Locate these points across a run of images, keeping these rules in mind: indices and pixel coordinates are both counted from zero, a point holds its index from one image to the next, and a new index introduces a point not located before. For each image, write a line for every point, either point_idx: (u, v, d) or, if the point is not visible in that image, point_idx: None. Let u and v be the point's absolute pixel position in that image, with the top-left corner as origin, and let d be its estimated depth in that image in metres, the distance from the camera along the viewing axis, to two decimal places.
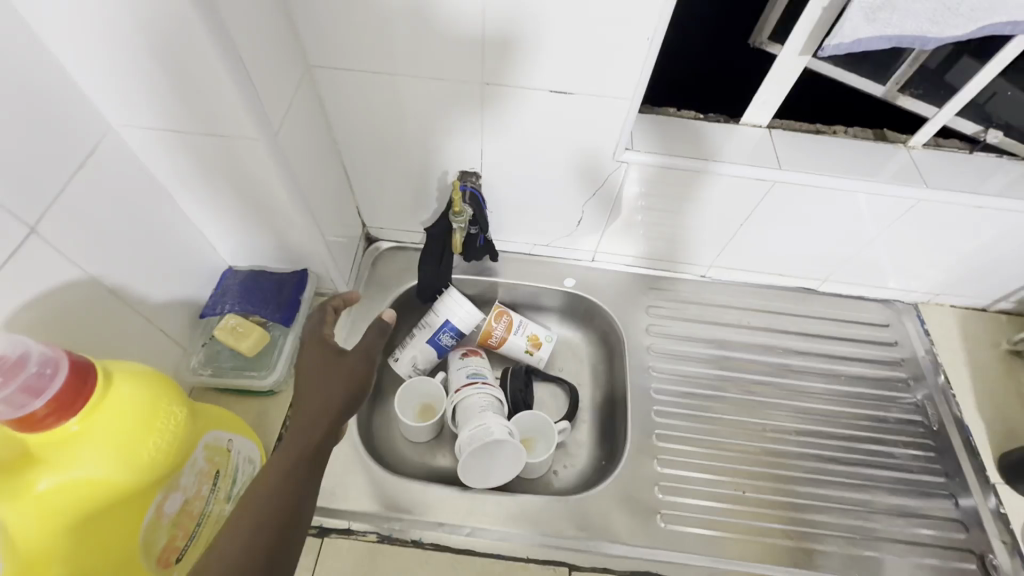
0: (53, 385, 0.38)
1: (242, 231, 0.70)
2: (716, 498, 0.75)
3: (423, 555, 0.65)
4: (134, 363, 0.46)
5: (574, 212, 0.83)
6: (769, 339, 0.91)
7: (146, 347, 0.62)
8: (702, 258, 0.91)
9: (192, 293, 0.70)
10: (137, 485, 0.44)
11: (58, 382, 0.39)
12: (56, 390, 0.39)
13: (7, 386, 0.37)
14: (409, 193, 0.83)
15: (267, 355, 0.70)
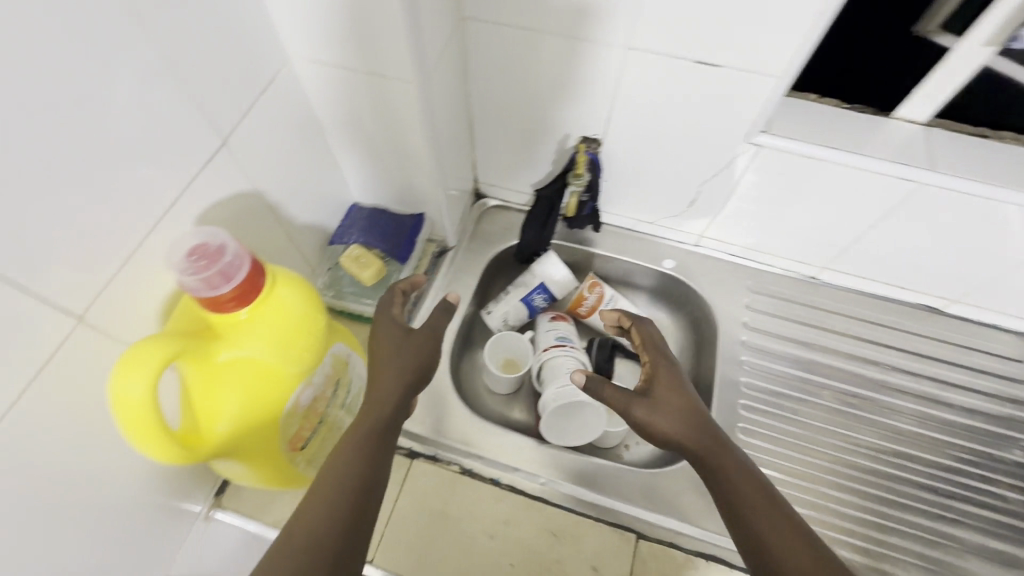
0: (239, 275, 0.44)
1: (375, 170, 0.75)
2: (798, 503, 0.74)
3: (499, 493, 0.69)
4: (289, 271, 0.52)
5: (689, 192, 0.82)
6: (878, 355, 0.85)
7: (285, 262, 0.70)
8: (817, 258, 0.86)
9: (324, 222, 0.77)
10: (286, 375, 0.50)
11: (243, 273, 0.45)
12: (241, 279, 0.45)
13: (209, 268, 0.43)
14: (525, 154, 0.85)
15: (381, 286, 0.76)
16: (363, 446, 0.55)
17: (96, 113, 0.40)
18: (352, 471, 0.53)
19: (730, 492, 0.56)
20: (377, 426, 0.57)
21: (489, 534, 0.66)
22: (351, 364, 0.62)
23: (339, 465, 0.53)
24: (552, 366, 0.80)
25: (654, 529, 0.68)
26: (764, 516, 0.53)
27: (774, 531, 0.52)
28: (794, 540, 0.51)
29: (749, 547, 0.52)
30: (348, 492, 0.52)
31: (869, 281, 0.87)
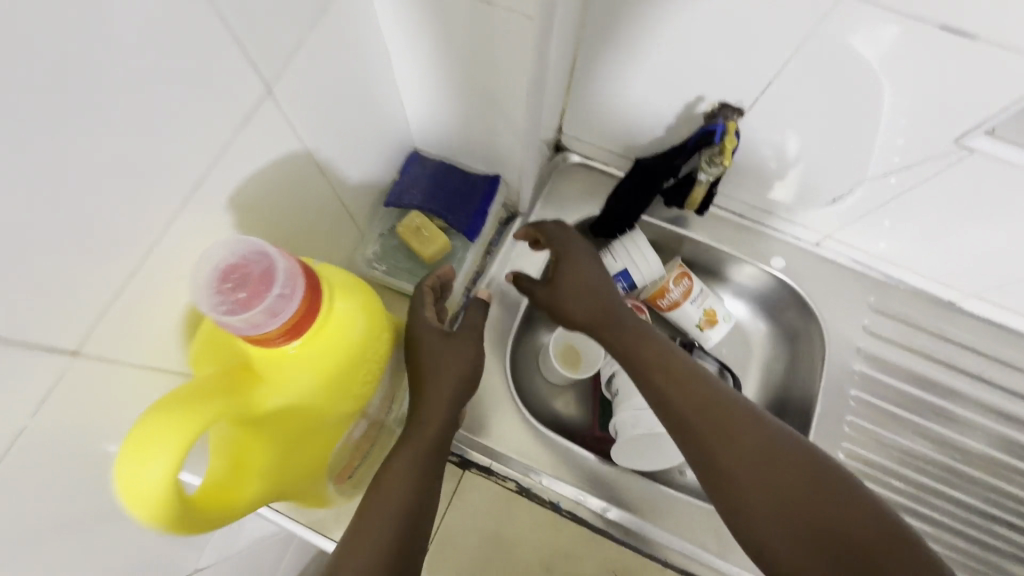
0: (292, 308, 0.34)
1: (449, 118, 0.59)
2: None
3: (559, 521, 0.61)
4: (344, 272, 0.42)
5: (837, 186, 0.65)
6: (1011, 407, 0.72)
7: (336, 230, 0.57)
8: (966, 285, 0.71)
9: (379, 176, 0.62)
10: (343, 412, 0.40)
11: (296, 305, 0.35)
12: (294, 313, 0.34)
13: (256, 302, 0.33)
14: (637, 112, 0.67)
15: (443, 264, 0.63)
16: (405, 494, 0.48)
17: (74, 57, 0.26)
18: (394, 527, 0.46)
19: (646, 369, 0.54)
20: (420, 468, 0.50)
21: (546, 566, 0.60)
22: (398, 368, 0.53)
23: (379, 518, 0.46)
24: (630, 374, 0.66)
25: None
26: (686, 390, 0.51)
27: (692, 400, 0.50)
28: (715, 408, 0.49)
29: (671, 422, 0.51)
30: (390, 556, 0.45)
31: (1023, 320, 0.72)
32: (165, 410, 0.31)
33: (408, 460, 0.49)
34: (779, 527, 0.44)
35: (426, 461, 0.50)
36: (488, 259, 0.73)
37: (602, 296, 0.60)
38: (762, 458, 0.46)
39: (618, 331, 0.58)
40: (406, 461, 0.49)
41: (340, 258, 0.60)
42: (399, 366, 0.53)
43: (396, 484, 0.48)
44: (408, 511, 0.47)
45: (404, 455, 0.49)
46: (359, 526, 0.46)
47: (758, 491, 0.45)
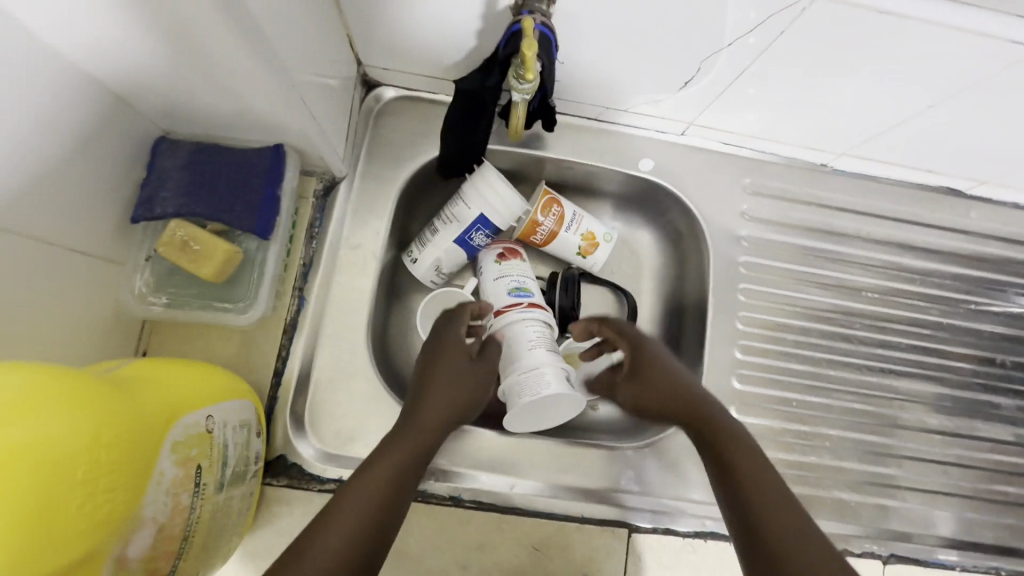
0: None
1: (170, 85, 0.43)
2: (803, 451, 0.66)
3: (464, 514, 0.56)
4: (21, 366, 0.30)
5: (683, 68, 0.55)
6: (886, 257, 0.72)
7: (61, 281, 0.42)
8: (833, 144, 0.66)
9: (110, 186, 0.46)
10: (73, 562, 0.29)
11: None
12: None
13: None
14: (431, 22, 0.52)
15: (239, 276, 0.51)
16: (388, 495, 0.44)
17: None
18: (368, 526, 0.41)
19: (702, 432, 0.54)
20: (407, 466, 0.47)
21: (462, 565, 0.55)
22: (211, 430, 0.42)
23: (352, 517, 0.41)
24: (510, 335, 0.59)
25: (649, 517, 0.59)
26: (736, 447, 0.51)
27: (738, 455, 0.50)
28: (755, 464, 0.49)
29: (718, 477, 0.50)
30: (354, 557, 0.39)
31: (889, 166, 0.69)
32: None
33: (399, 456, 0.47)
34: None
35: (414, 459, 0.48)
36: (315, 246, 0.59)
37: (694, 390, 0.56)
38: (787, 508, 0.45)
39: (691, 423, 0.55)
40: (397, 455, 0.47)
41: (94, 308, 0.46)
42: (201, 428, 0.41)
43: (384, 477, 0.44)
44: (388, 507, 0.43)
45: (396, 451, 0.47)
46: (326, 523, 0.40)
47: (778, 517, 0.45)
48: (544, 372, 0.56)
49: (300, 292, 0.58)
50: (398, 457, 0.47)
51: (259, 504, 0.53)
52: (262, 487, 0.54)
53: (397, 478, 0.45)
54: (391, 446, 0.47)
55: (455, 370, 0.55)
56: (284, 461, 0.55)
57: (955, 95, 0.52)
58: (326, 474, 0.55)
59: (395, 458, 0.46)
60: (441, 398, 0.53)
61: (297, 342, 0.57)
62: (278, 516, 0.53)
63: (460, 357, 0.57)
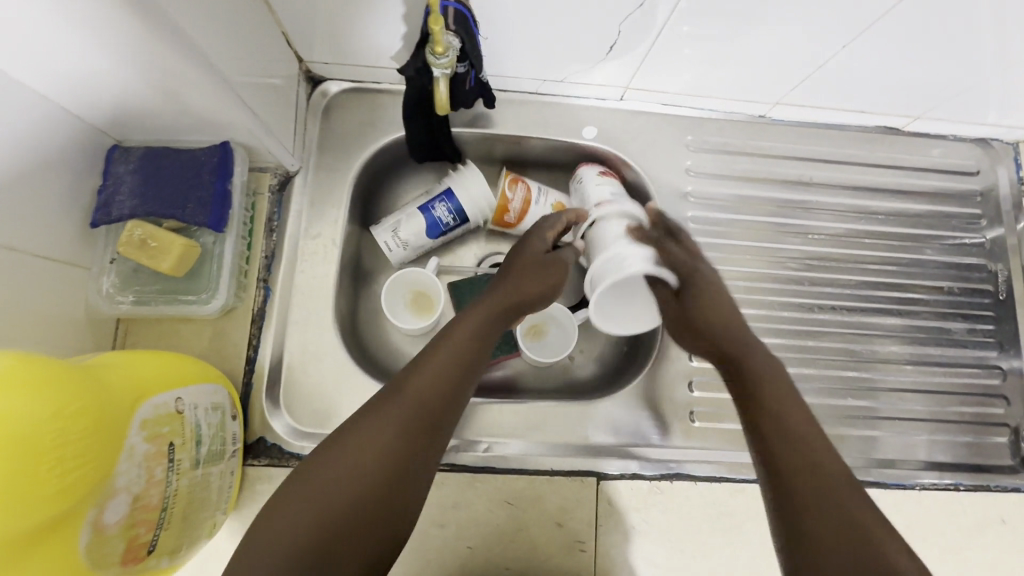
0: None
1: (111, 96, 0.45)
2: None
3: (439, 477, 0.59)
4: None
5: (606, 33, 0.57)
6: (832, 199, 0.74)
7: (29, 286, 0.45)
8: (766, 94, 0.68)
9: (67, 195, 0.49)
10: (49, 520, 0.33)
11: None
12: None
13: None
14: (359, 13, 0.54)
15: (199, 269, 0.54)
16: (450, 381, 0.47)
17: None
18: (433, 405, 0.46)
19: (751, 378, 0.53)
20: (461, 367, 0.48)
21: (439, 525, 0.58)
22: (181, 411, 0.45)
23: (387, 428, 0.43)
24: (601, 225, 0.61)
25: (617, 465, 0.61)
26: (782, 397, 0.50)
27: (776, 396, 0.50)
28: (796, 410, 0.49)
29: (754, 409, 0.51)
30: (418, 434, 0.44)
31: (824, 111, 0.71)
32: None
33: (461, 348, 0.49)
34: (832, 510, 0.42)
35: (476, 350, 0.50)
36: (275, 238, 0.62)
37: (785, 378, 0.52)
38: (828, 453, 0.46)
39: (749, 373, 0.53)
40: (460, 345, 0.50)
41: (66, 309, 0.49)
42: (171, 408, 0.44)
43: (443, 367, 0.48)
44: (448, 392, 0.47)
45: (458, 342, 0.50)
46: (396, 403, 0.45)
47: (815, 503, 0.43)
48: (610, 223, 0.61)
49: (264, 282, 0.61)
50: (462, 348, 0.49)
51: (242, 484, 0.56)
52: (244, 468, 0.57)
53: (459, 368, 0.48)
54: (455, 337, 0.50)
55: (529, 264, 0.57)
56: (264, 442, 0.58)
57: (869, 31, 0.54)
58: (305, 451, 0.58)
59: (456, 351, 0.49)
60: (500, 298, 0.54)
61: (266, 329, 0.60)
62: (262, 493, 0.56)
63: (539, 251, 0.58)
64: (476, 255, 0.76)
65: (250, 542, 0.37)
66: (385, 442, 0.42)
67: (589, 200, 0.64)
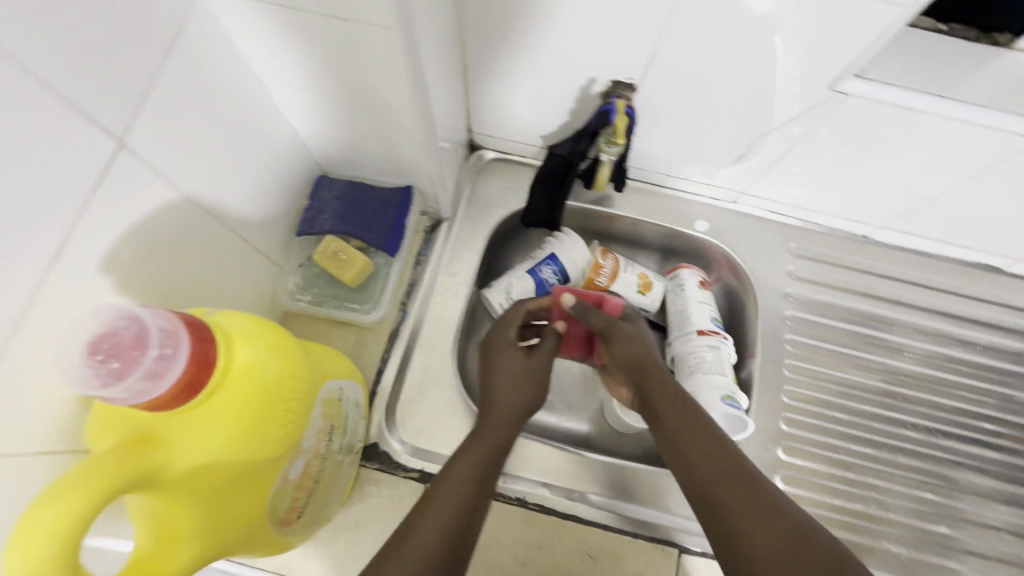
0: (174, 370, 0.33)
1: (345, 137, 0.58)
2: (851, 498, 0.68)
3: (527, 515, 0.62)
4: (242, 312, 0.41)
5: (739, 145, 0.67)
6: (928, 323, 0.77)
7: (245, 270, 0.55)
8: (873, 217, 0.74)
9: (286, 206, 0.60)
10: (262, 465, 0.39)
11: (178, 365, 0.33)
12: (178, 373, 0.33)
13: (130, 374, 0.31)
14: (530, 100, 0.67)
15: (367, 285, 0.63)
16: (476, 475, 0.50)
17: None
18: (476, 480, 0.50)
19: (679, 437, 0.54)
20: (486, 461, 0.53)
21: (522, 562, 0.60)
22: (341, 400, 0.52)
23: (444, 505, 0.47)
24: (686, 354, 0.72)
25: (697, 541, 0.62)
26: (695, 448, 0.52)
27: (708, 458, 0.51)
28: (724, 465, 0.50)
29: (696, 496, 0.50)
30: (475, 506, 0.49)
31: (926, 240, 0.76)
32: (72, 483, 0.30)
33: (480, 450, 0.53)
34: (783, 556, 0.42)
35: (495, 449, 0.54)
36: (419, 270, 0.71)
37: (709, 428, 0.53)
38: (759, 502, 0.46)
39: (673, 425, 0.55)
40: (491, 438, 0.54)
41: (260, 295, 0.59)
42: (336, 395, 0.51)
43: (480, 449, 0.53)
44: (478, 489, 0.50)
45: (473, 450, 0.53)
46: (442, 485, 0.49)
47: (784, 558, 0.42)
48: (687, 356, 0.72)
49: (403, 306, 0.69)
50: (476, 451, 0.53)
51: (353, 483, 0.61)
52: (358, 469, 0.62)
53: (479, 471, 0.51)
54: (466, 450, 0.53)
55: (504, 367, 0.61)
56: (378, 448, 0.63)
57: (978, 177, 0.61)
58: (412, 465, 0.63)
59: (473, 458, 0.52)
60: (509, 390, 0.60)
61: (397, 347, 0.67)
62: (368, 495, 0.61)
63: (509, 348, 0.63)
64: None
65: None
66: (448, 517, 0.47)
67: (691, 316, 0.74)
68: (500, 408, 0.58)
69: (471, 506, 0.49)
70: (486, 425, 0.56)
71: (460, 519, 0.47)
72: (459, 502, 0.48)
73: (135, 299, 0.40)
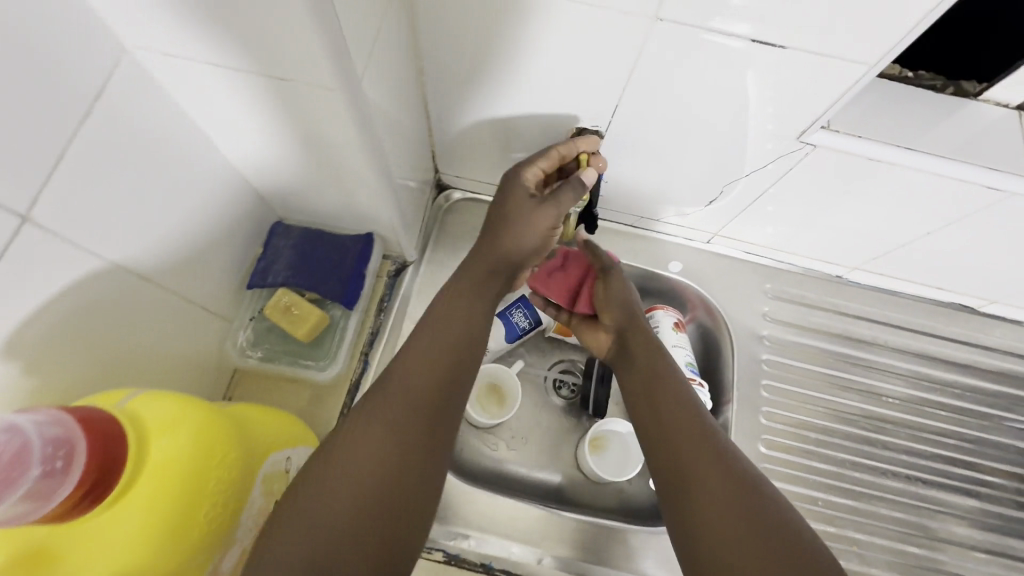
0: (61, 490, 0.30)
1: (298, 186, 0.55)
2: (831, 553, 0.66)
3: None
4: (166, 392, 0.37)
5: (710, 190, 0.65)
6: (905, 366, 0.76)
7: (188, 330, 0.51)
8: (848, 259, 0.73)
9: (237, 258, 0.57)
10: (186, 566, 0.35)
11: (68, 484, 0.30)
12: (66, 494, 0.30)
13: (5, 499, 0.28)
14: (497, 142, 0.65)
15: (323, 339, 0.60)
16: (426, 389, 0.46)
17: None
18: (423, 382, 0.46)
19: (672, 427, 0.52)
20: (441, 358, 0.48)
21: None
22: (288, 471, 0.48)
23: (386, 410, 0.43)
24: None
25: None
26: (686, 438, 0.51)
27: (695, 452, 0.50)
28: (711, 462, 0.48)
29: (680, 483, 0.49)
30: (418, 405, 0.44)
31: (901, 281, 0.75)
32: None
33: (430, 343, 0.49)
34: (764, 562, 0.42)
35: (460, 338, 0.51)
36: (382, 318, 0.67)
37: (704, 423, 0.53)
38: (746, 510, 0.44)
39: (671, 416, 0.53)
40: (443, 330, 0.50)
41: (206, 353, 0.55)
42: (282, 467, 0.48)
43: (432, 343, 0.49)
44: (422, 398, 0.45)
45: (426, 343, 0.49)
46: (384, 387, 0.45)
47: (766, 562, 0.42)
48: None
49: (364, 357, 0.64)
50: (424, 360, 0.47)
51: None
52: None
53: (433, 366, 0.47)
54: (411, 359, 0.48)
55: (518, 225, 0.59)
56: None
57: (952, 225, 0.60)
58: None
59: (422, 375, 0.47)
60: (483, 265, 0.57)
61: (357, 401, 0.62)
62: None
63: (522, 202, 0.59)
64: (550, 360, 0.80)
65: (301, 513, 0.38)
66: (385, 430, 0.42)
67: None
68: (462, 285, 0.55)
69: (420, 410, 0.44)
70: (433, 312, 0.52)
71: (396, 422, 0.43)
72: (400, 404, 0.44)
73: (45, 380, 0.37)
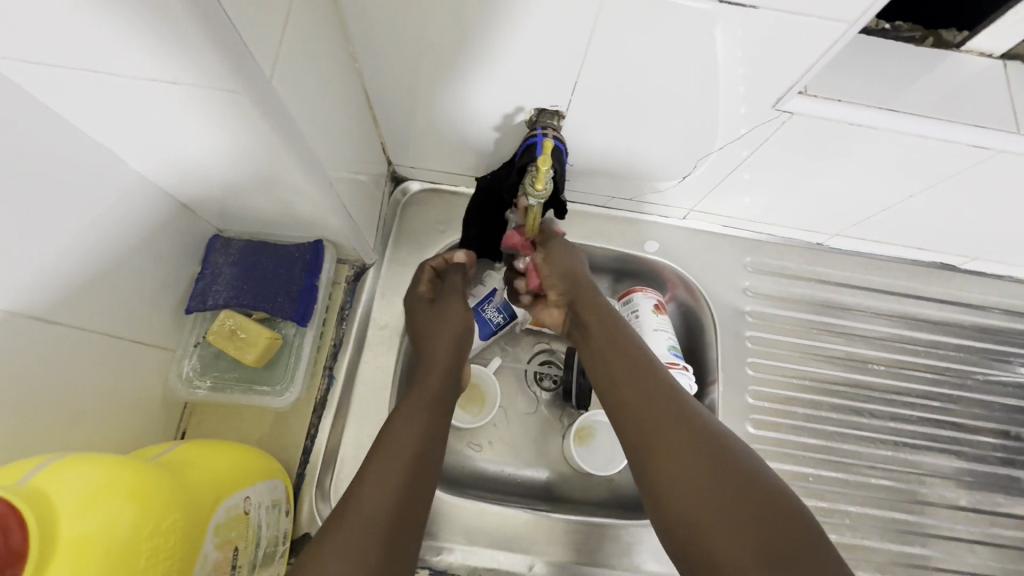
0: None
1: (227, 197, 0.49)
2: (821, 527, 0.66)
3: None
4: (74, 462, 0.32)
5: (683, 165, 0.61)
6: (889, 330, 0.75)
7: (120, 368, 0.47)
8: (829, 226, 0.70)
9: (170, 282, 0.51)
10: None
11: None
12: None
13: None
14: (450, 129, 0.60)
15: (278, 360, 0.56)
16: (414, 447, 0.47)
17: None
18: (413, 443, 0.48)
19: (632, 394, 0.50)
20: (425, 424, 0.50)
21: None
22: (247, 513, 0.44)
23: (385, 472, 0.45)
24: None
25: None
26: (643, 401, 0.48)
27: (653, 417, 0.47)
28: (672, 418, 0.46)
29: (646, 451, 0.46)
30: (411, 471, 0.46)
31: (884, 245, 0.73)
32: None
33: (411, 415, 0.50)
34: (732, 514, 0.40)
35: (436, 401, 0.52)
36: (344, 327, 0.63)
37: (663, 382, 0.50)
38: (707, 458, 0.43)
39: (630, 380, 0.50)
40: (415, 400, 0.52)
41: (147, 389, 0.50)
42: (240, 510, 0.43)
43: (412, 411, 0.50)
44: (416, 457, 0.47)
45: (407, 411, 0.50)
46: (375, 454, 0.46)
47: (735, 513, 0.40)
48: None
49: (328, 371, 0.61)
50: (408, 422, 0.49)
51: None
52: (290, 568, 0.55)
53: (419, 431, 0.49)
54: (377, 463, 0.45)
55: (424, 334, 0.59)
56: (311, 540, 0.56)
57: (934, 187, 0.58)
58: None
59: (390, 481, 0.44)
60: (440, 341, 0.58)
61: (324, 420, 0.59)
62: None
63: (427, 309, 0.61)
64: (529, 353, 0.77)
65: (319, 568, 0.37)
66: (386, 493, 0.43)
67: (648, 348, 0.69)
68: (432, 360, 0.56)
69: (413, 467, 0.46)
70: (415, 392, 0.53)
71: (397, 483, 0.44)
72: (395, 465, 0.45)
73: None
